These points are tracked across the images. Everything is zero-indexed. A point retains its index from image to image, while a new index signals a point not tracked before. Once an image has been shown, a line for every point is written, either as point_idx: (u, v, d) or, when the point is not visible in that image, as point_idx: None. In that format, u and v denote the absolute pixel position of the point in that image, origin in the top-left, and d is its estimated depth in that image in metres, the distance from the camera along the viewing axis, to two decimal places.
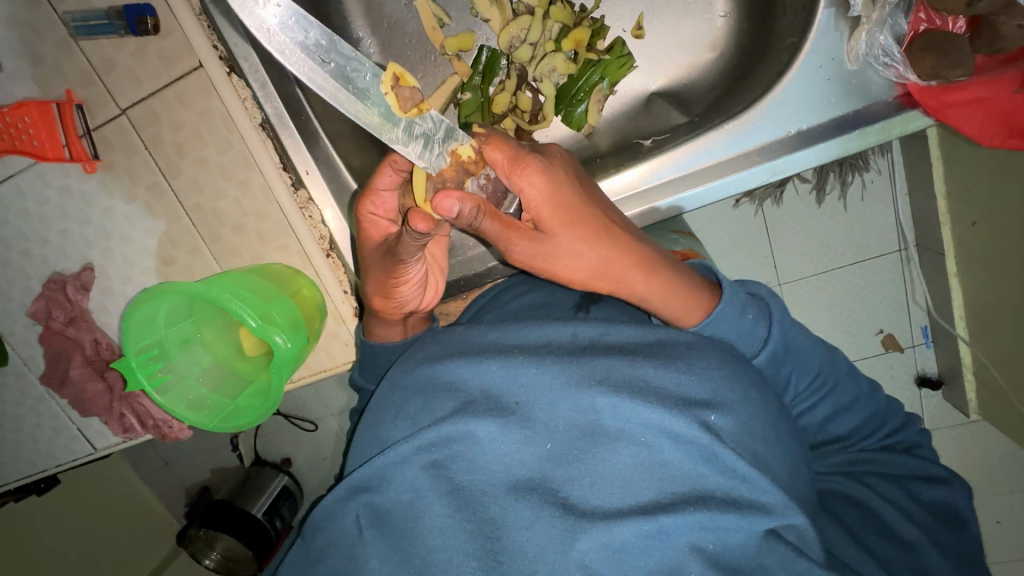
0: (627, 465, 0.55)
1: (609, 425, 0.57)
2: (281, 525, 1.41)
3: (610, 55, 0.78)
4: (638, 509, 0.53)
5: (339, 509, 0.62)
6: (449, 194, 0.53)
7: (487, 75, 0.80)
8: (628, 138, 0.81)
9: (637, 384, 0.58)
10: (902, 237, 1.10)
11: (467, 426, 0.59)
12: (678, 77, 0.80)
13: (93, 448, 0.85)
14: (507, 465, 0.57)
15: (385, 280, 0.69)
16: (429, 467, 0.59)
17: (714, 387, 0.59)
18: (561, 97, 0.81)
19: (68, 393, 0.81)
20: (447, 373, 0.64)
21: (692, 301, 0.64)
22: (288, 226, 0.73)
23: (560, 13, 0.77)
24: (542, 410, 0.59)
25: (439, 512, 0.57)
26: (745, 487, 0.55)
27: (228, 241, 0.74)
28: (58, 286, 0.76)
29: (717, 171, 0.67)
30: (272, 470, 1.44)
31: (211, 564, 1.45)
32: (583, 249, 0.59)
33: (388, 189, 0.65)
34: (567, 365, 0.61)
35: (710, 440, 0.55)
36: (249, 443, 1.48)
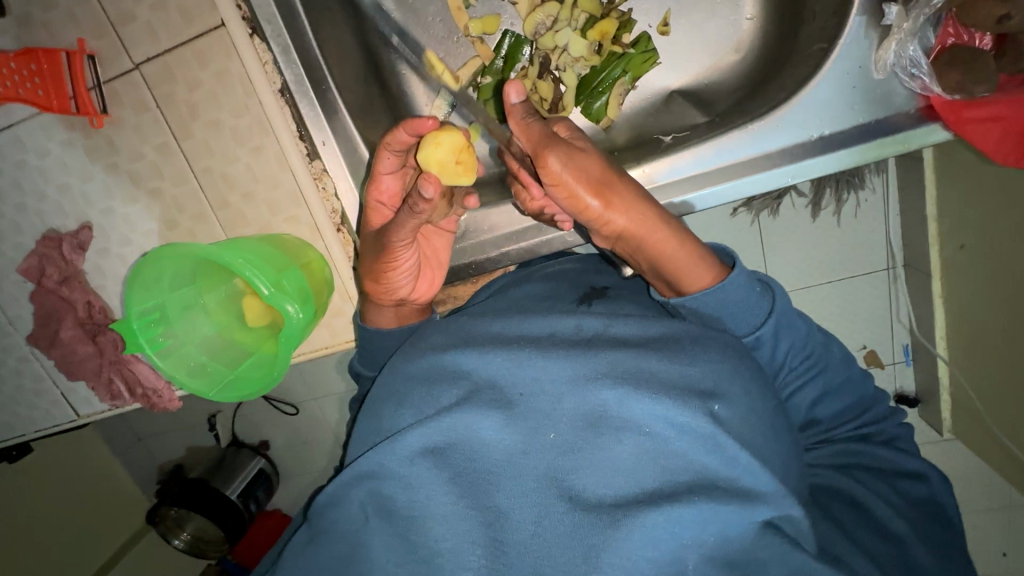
0: (631, 457, 0.55)
1: (612, 417, 0.57)
2: (255, 510, 1.39)
3: (635, 49, 0.78)
4: (644, 501, 0.53)
5: (343, 495, 0.61)
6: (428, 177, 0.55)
7: (509, 62, 0.81)
8: (646, 133, 0.81)
9: (645, 376, 0.59)
10: (894, 255, 1.11)
11: (474, 414, 0.58)
12: (700, 76, 0.80)
13: (76, 414, 0.82)
14: (511, 456, 0.56)
15: (376, 267, 0.68)
16: (433, 457, 0.58)
17: (716, 381, 0.59)
18: (582, 87, 0.81)
19: (55, 355, 0.78)
20: (453, 362, 0.64)
21: (698, 264, 0.65)
22: (301, 196, 0.71)
23: (587, 3, 0.76)
24: (546, 403, 0.58)
25: (445, 502, 0.56)
26: (745, 484, 0.55)
27: (237, 206, 0.72)
28: (53, 243, 0.74)
29: (737, 171, 0.68)
30: (249, 453, 1.41)
31: (180, 545, 1.43)
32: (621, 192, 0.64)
33: (391, 176, 0.66)
34: (570, 358, 0.61)
35: (712, 436, 0.55)
36: (227, 424, 1.43)
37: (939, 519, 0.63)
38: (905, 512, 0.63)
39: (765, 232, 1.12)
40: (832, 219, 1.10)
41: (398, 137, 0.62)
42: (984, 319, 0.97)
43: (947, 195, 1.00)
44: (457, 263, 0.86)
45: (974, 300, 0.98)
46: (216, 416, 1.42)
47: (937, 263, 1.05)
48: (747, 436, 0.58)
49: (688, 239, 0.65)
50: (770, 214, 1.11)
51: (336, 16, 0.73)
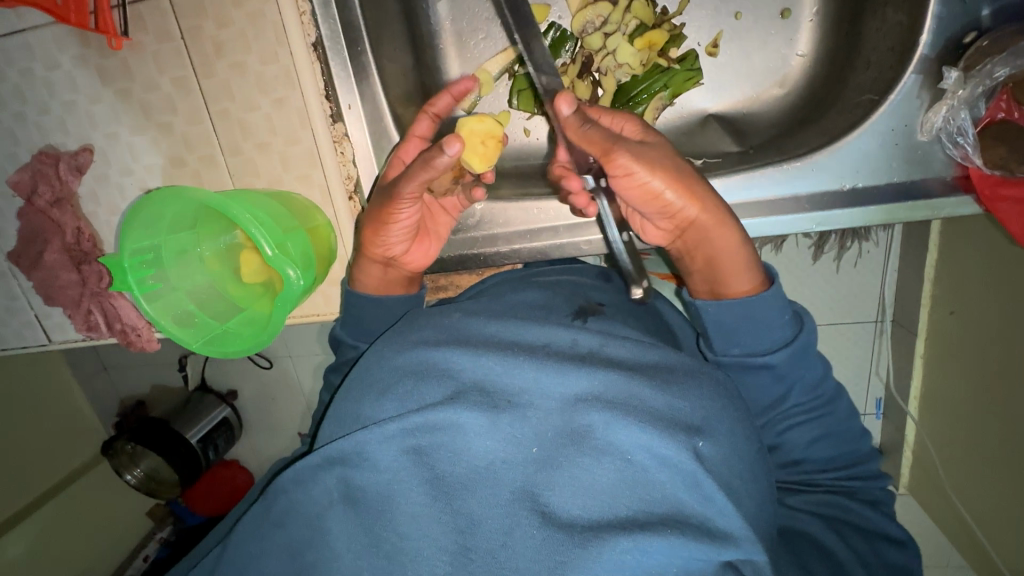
0: (607, 481, 0.54)
1: (595, 438, 0.56)
2: (214, 457, 1.38)
3: (680, 65, 0.77)
4: (615, 526, 0.52)
5: (312, 477, 0.60)
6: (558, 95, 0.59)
7: (549, 56, 0.78)
8: (678, 152, 0.79)
9: (635, 403, 0.58)
10: (883, 310, 1.12)
11: (458, 414, 0.57)
12: (738, 105, 0.79)
13: (48, 339, 0.80)
14: (490, 463, 0.56)
15: (376, 214, 0.66)
16: (411, 451, 0.57)
17: (704, 417, 0.59)
18: (619, 95, 0.79)
19: (36, 277, 0.75)
20: (443, 359, 0.62)
21: (746, 269, 0.65)
22: (317, 156, 0.69)
23: (640, 10, 0.74)
24: (531, 416, 0.58)
25: (416, 498, 0.55)
26: (715, 523, 0.54)
27: (249, 156, 0.69)
28: (51, 160, 0.70)
29: (761, 208, 0.67)
30: (214, 399, 1.39)
31: (131, 481, 1.38)
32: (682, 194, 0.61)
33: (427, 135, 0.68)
34: (563, 373, 0.60)
35: (691, 472, 0.54)
36: (197, 365, 1.41)
37: None
38: None
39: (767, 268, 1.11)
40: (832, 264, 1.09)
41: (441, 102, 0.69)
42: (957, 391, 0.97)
43: (948, 260, 0.98)
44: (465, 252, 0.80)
45: (956, 365, 0.98)
46: (186, 358, 1.39)
47: (925, 325, 1.04)
48: (721, 476, 0.57)
49: (749, 244, 0.64)
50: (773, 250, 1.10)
51: None
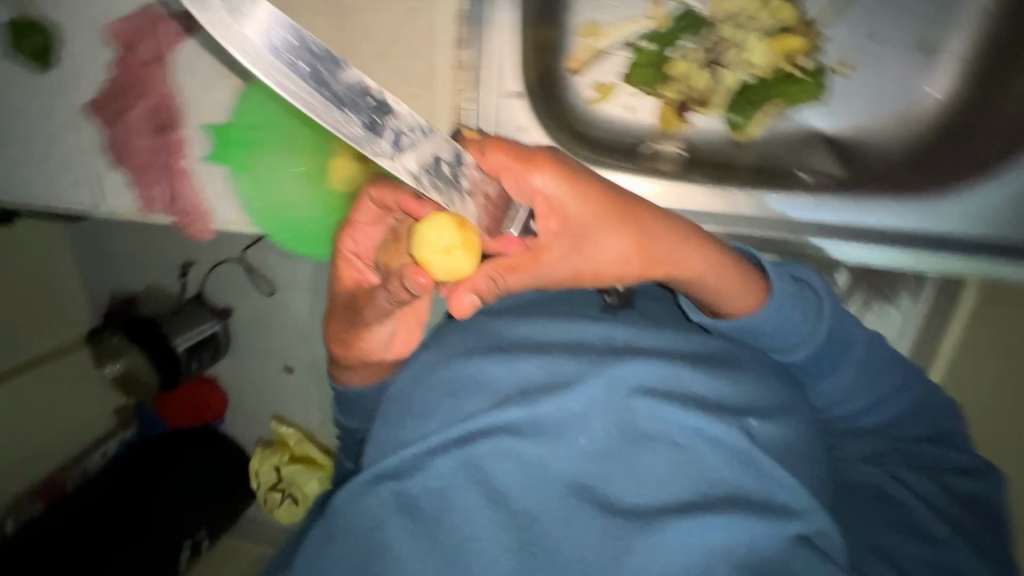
0: (662, 468, 0.54)
1: (642, 427, 0.56)
2: (196, 369, 1.28)
3: (807, 76, 0.75)
4: (676, 510, 0.53)
5: (363, 494, 0.58)
6: (464, 291, 0.55)
7: (678, 38, 0.77)
8: (781, 164, 0.78)
9: (682, 391, 0.58)
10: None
11: (502, 417, 0.57)
12: (854, 130, 0.77)
13: (95, 205, 0.77)
14: (541, 461, 0.56)
15: (344, 336, 0.71)
16: (460, 463, 0.56)
17: (761, 395, 0.60)
18: (738, 94, 0.78)
19: (112, 132, 0.72)
20: (479, 367, 0.60)
21: (737, 288, 0.61)
22: (432, 78, 0.65)
23: (783, 13, 0.74)
24: (577, 410, 0.57)
25: (474, 500, 0.55)
26: (778, 501, 0.54)
27: (363, 61, 0.66)
28: (155, 20, 0.70)
29: (866, 235, 0.70)
30: (209, 314, 1.27)
31: (109, 375, 1.29)
32: (620, 236, 0.57)
33: (368, 224, 0.66)
34: (601, 368, 0.58)
35: (742, 450, 0.55)
36: (199, 277, 1.28)
37: None
38: None
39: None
40: None
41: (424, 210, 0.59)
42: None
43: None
44: None
45: None
46: (191, 265, 1.26)
47: None
48: (781, 452, 0.57)
49: (727, 258, 0.61)
50: None
51: None
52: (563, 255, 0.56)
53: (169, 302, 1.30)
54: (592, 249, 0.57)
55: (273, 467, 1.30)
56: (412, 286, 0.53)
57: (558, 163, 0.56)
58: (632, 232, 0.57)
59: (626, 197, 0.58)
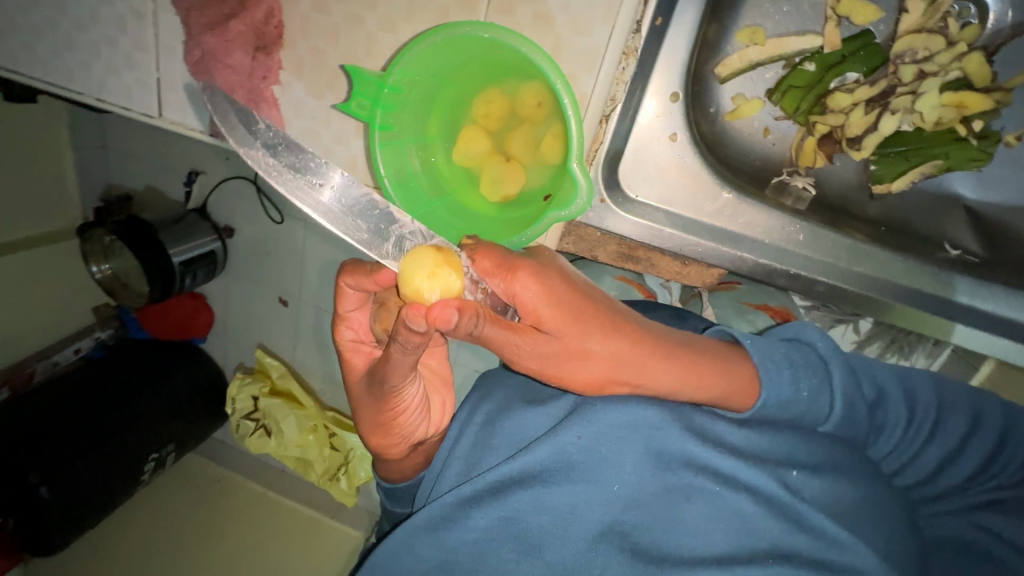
0: (700, 517, 0.54)
1: (680, 476, 0.55)
2: (188, 285, 1.21)
3: (975, 142, 0.68)
4: (715, 561, 0.52)
5: (405, 543, 0.60)
6: (448, 303, 0.46)
7: (849, 65, 0.69)
8: (916, 228, 0.73)
9: (717, 439, 0.57)
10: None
11: (533, 458, 0.58)
12: (1006, 210, 0.71)
13: (157, 112, 0.69)
14: (574, 510, 0.56)
15: (380, 421, 0.64)
16: (496, 509, 0.57)
17: (807, 447, 0.59)
18: (892, 141, 0.71)
19: (197, 39, 0.63)
20: (517, 422, 0.64)
21: (722, 377, 0.57)
22: (597, 61, 0.56)
23: (974, 65, 0.66)
24: (606, 454, 0.56)
25: (510, 552, 0.55)
26: (834, 558, 0.53)
27: (518, 22, 0.56)
28: None
29: (1003, 328, 0.70)
30: (208, 228, 1.20)
31: (97, 275, 1.24)
32: (609, 340, 0.52)
33: (355, 310, 0.65)
34: (632, 415, 0.57)
35: (784, 500, 0.55)
36: (206, 189, 1.20)
37: None
38: None
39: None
40: None
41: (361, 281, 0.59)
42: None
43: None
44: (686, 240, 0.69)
45: None
46: (197, 174, 1.18)
47: None
48: (834, 509, 0.57)
49: (696, 350, 0.57)
50: None
51: None
52: (539, 358, 0.51)
53: (172, 210, 1.22)
54: (561, 348, 0.51)
55: (252, 396, 1.31)
56: (415, 326, 0.47)
57: (534, 262, 0.51)
58: (625, 347, 0.53)
59: (599, 300, 0.54)
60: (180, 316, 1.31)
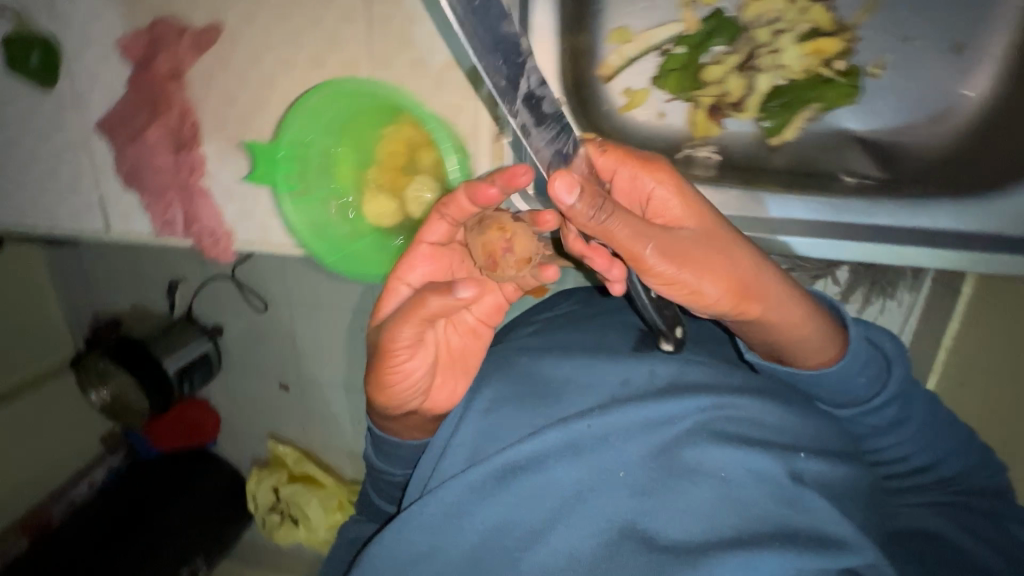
0: (705, 501, 0.57)
1: (683, 459, 0.60)
2: (186, 392, 1.23)
3: (842, 79, 0.74)
4: (720, 543, 0.54)
5: (418, 525, 0.61)
6: (563, 177, 0.45)
7: (710, 41, 0.75)
8: (819, 168, 0.77)
9: (739, 433, 0.61)
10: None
11: (539, 446, 0.62)
12: (891, 132, 0.76)
13: (105, 228, 0.75)
14: (584, 494, 0.60)
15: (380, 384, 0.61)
16: (506, 494, 0.60)
17: (801, 421, 0.63)
18: (771, 96, 0.77)
19: (127, 153, 0.69)
20: (525, 409, 0.66)
21: (808, 325, 0.59)
22: (475, 86, 0.62)
23: (818, 15, 0.72)
24: (612, 439, 0.62)
25: (516, 538, 0.59)
26: (831, 533, 0.55)
27: (397, 72, 0.63)
28: (171, 30, 0.64)
29: (918, 240, 0.67)
30: (197, 332, 1.24)
31: (97, 401, 1.22)
32: (727, 259, 0.52)
33: (437, 240, 0.58)
34: (637, 404, 0.63)
35: (787, 486, 0.57)
36: (189, 294, 1.26)
37: None
38: None
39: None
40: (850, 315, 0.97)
41: (437, 231, 0.57)
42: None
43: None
44: None
45: None
46: (178, 282, 1.24)
47: None
48: (835, 494, 0.59)
49: (808, 305, 0.58)
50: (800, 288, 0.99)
51: None
52: (677, 262, 0.50)
53: (161, 321, 1.27)
54: (694, 268, 0.51)
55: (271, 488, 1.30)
56: (458, 291, 0.49)
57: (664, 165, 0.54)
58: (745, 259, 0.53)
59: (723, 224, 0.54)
60: (185, 421, 1.32)
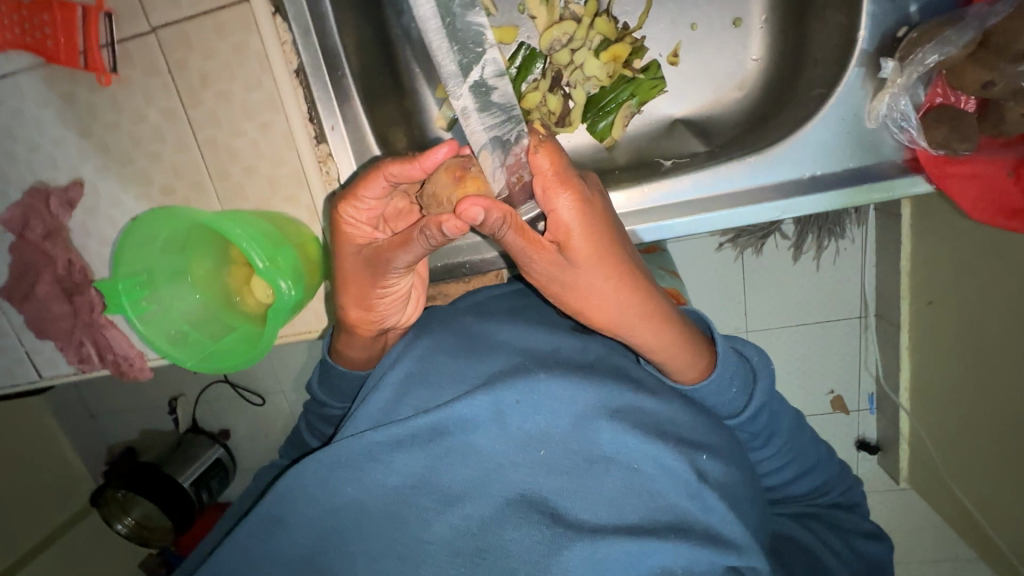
0: (613, 490, 0.53)
1: (599, 446, 0.54)
2: (207, 500, 1.28)
3: (644, 75, 0.81)
4: (620, 529, 0.52)
5: (324, 476, 0.55)
6: (475, 202, 0.46)
7: (519, 74, 0.82)
8: (647, 157, 0.82)
9: (644, 416, 0.57)
10: (867, 303, 1.09)
11: (466, 410, 0.55)
12: (704, 108, 0.83)
13: (38, 375, 0.80)
14: (498, 466, 0.54)
15: (363, 292, 0.60)
16: (425, 458, 0.54)
17: (703, 433, 0.59)
18: (590, 105, 0.83)
19: (27, 309, 0.76)
20: (452, 372, 0.60)
21: (690, 359, 0.58)
22: (303, 176, 0.71)
23: (603, 26, 0.79)
24: (538, 407, 0.55)
25: (428, 502, 0.53)
26: (716, 531, 0.54)
27: (236, 180, 0.72)
28: (41, 195, 0.72)
29: (732, 201, 0.70)
30: (207, 440, 1.30)
31: (121, 531, 1.29)
32: (613, 280, 0.52)
33: (375, 199, 0.58)
34: (567, 381, 0.56)
35: (689, 479, 0.54)
36: (189, 405, 1.32)
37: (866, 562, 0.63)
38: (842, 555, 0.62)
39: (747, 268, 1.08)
40: (811, 264, 1.07)
41: (373, 192, 0.56)
42: (948, 382, 0.96)
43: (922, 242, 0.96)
44: (456, 259, 0.80)
45: (930, 346, 0.99)
46: (177, 398, 1.31)
47: (907, 316, 1.03)
48: (727, 492, 0.57)
49: (684, 329, 0.57)
50: (754, 252, 1.07)
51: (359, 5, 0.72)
52: (549, 275, 0.52)
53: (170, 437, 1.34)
54: (573, 279, 0.52)
55: None
56: (449, 232, 0.48)
57: (582, 189, 0.50)
58: (621, 291, 0.53)
59: (627, 250, 0.53)
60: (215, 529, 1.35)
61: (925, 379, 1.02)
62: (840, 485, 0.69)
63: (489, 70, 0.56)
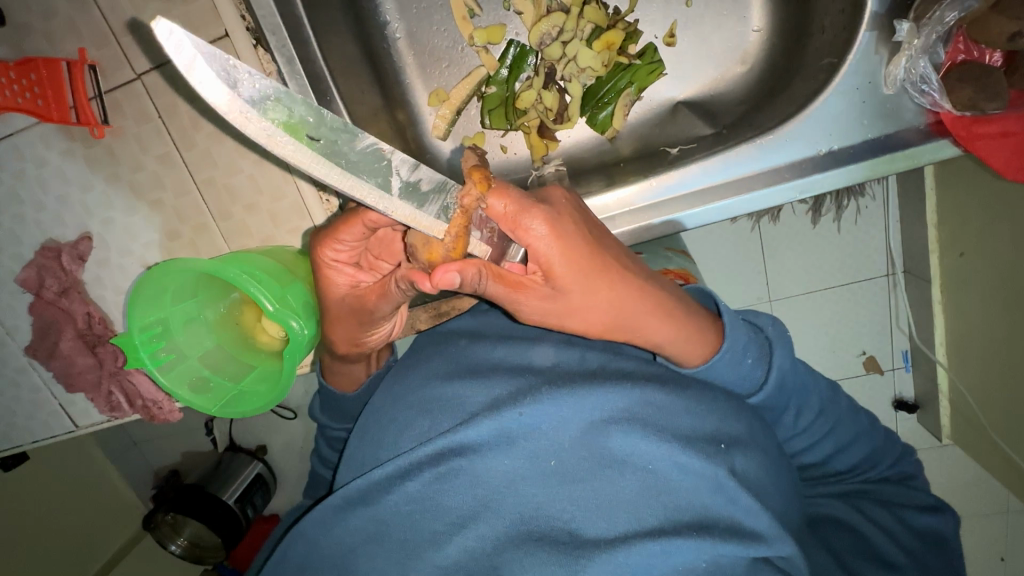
0: (630, 492, 0.50)
1: (613, 450, 0.51)
2: (253, 515, 1.30)
3: (641, 60, 0.77)
4: (640, 534, 0.48)
5: (334, 518, 0.53)
6: (448, 268, 0.44)
7: (513, 72, 0.79)
8: (653, 145, 0.79)
9: (656, 417, 0.53)
10: (890, 260, 1.04)
11: (471, 433, 0.52)
12: (706, 88, 0.79)
13: (74, 425, 0.82)
14: (509, 484, 0.51)
15: (353, 337, 0.60)
16: (433, 484, 0.52)
17: (718, 419, 0.55)
18: (588, 98, 0.79)
19: (56, 365, 0.77)
20: (454, 394, 0.57)
21: (698, 343, 0.55)
22: (305, 209, 0.71)
23: (593, 13, 0.75)
24: (544, 424, 0.52)
25: (441, 528, 0.51)
26: (740, 522, 0.50)
27: (239, 218, 0.72)
28: (52, 253, 0.73)
29: (745, 186, 0.67)
30: (246, 457, 1.31)
31: (176, 551, 1.32)
32: (604, 294, 0.49)
33: (353, 239, 0.53)
34: (573, 397, 0.53)
35: (714, 475, 0.50)
36: (225, 426, 1.34)
37: (931, 538, 0.58)
38: (898, 536, 0.57)
39: (765, 237, 1.04)
40: (832, 226, 1.02)
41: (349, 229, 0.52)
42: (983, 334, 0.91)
43: (946, 193, 0.92)
44: None
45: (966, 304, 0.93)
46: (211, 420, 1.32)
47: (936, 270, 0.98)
48: (750, 483, 0.53)
49: (684, 307, 0.54)
50: (770, 220, 1.02)
51: (340, 25, 0.71)
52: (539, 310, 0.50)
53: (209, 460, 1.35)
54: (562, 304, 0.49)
55: None
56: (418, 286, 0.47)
57: (548, 208, 0.47)
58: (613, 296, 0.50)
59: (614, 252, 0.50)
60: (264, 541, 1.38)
61: (967, 334, 0.95)
62: (882, 450, 0.64)
63: (405, 170, 0.42)
